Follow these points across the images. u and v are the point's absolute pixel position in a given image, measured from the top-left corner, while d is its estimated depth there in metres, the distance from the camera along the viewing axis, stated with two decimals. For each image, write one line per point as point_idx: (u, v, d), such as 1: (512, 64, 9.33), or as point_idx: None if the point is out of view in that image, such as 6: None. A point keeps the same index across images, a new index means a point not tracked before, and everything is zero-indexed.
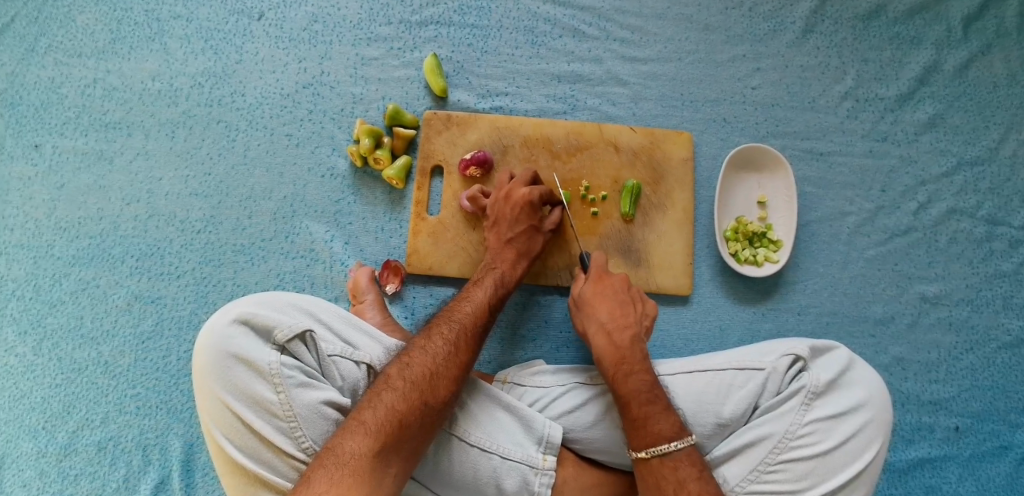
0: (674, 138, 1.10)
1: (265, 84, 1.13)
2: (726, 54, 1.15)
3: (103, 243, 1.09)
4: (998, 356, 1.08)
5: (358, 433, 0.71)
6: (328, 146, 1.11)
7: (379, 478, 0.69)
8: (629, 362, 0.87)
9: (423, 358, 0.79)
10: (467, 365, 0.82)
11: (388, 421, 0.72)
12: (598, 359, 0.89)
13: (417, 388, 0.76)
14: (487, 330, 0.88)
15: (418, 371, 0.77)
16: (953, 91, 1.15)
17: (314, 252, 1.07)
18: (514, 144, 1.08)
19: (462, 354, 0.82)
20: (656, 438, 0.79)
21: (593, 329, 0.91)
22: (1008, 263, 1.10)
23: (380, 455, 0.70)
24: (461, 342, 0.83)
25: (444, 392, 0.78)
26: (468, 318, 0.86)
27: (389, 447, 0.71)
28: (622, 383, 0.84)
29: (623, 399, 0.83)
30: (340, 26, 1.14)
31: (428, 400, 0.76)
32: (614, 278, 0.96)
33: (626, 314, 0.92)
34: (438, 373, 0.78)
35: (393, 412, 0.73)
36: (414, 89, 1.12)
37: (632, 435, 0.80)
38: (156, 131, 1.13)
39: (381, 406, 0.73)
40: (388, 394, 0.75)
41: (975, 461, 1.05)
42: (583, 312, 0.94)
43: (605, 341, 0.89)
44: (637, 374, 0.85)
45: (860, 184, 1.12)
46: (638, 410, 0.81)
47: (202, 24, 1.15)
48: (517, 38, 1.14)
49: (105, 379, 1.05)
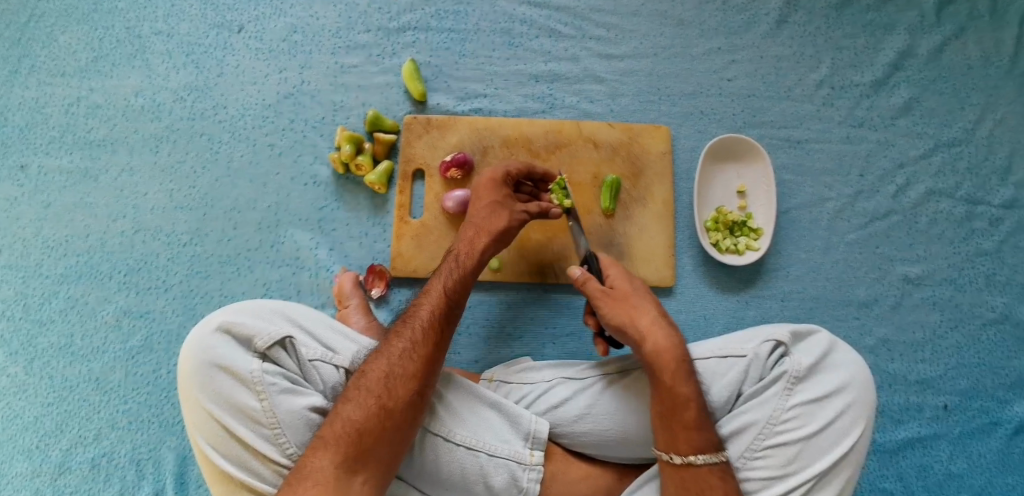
0: (652, 132, 1.10)
1: (247, 96, 1.15)
2: (701, 48, 1.16)
3: (91, 260, 1.10)
4: (983, 334, 1.09)
5: (319, 448, 0.72)
6: (310, 154, 1.12)
7: (346, 487, 0.70)
8: (686, 359, 0.81)
9: (379, 363, 0.78)
10: (431, 358, 0.80)
11: (346, 432, 0.73)
12: (656, 350, 0.81)
13: (372, 394, 0.76)
14: (452, 322, 0.85)
15: (374, 376, 0.77)
16: (927, 75, 1.16)
17: (300, 259, 1.08)
18: (494, 145, 1.09)
19: (422, 348, 0.80)
20: (702, 447, 0.77)
21: (647, 321, 0.84)
22: (989, 241, 1.12)
23: (344, 463, 0.71)
24: (421, 337, 0.81)
25: (401, 391, 0.76)
26: (428, 312, 0.83)
27: (353, 454, 0.72)
28: (683, 384, 0.79)
29: (680, 400, 0.78)
30: (318, 35, 1.16)
31: (386, 403, 0.75)
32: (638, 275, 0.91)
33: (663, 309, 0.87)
34: (394, 373, 0.77)
35: (349, 422, 0.73)
36: (393, 95, 1.13)
37: (681, 439, 0.78)
38: (140, 147, 1.14)
39: (340, 418, 0.74)
40: (346, 405, 0.75)
41: (965, 439, 1.05)
42: (623, 306, 0.85)
43: (665, 333, 0.82)
44: (691, 374, 0.80)
45: (838, 170, 1.12)
46: (695, 414, 0.78)
47: (182, 39, 1.17)
48: (494, 40, 1.15)
49: (96, 395, 1.05)
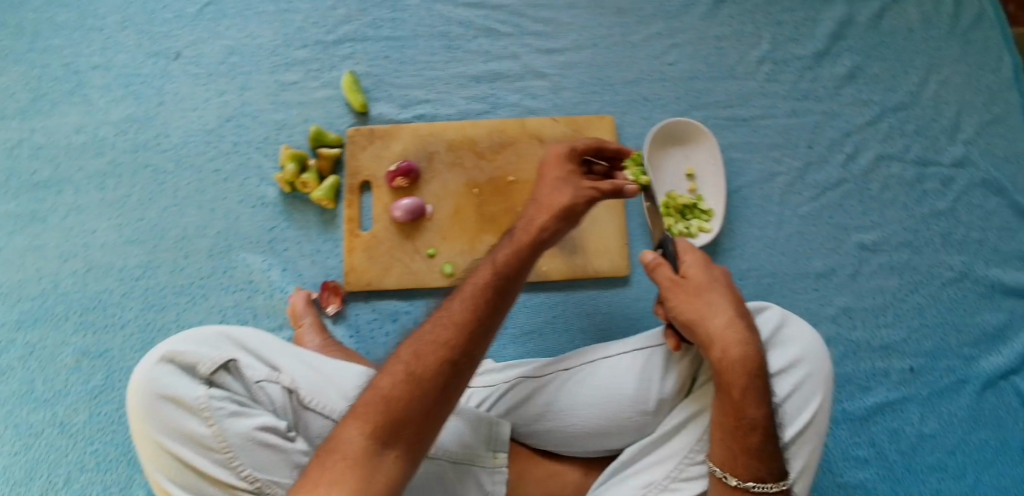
0: (596, 123, 1.10)
1: (189, 123, 1.14)
2: (641, 34, 1.16)
3: (45, 303, 1.09)
4: (944, 294, 1.09)
5: (349, 420, 0.61)
6: (256, 176, 1.11)
7: (374, 468, 0.58)
8: (763, 376, 0.75)
9: (428, 330, 0.67)
10: (485, 332, 0.68)
11: (374, 401, 0.61)
12: (724, 358, 0.76)
13: (401, 361, 0.65)
14: (510, 298, 0.72)
15: (419, 344, 0.66)
16: (868, 42, 1.17)
17: (254, 282, 1.07)
18: (439, 150, 1.08)
19: (480, 316, 0.68)
20: (766, 472, 0.75)
21: (722, 322, 0.77)
22: (942, 201, 1.12)
23: (373, 438, 0.59)
24: (479, 306, 0.69)
25: (432, 357, 0.65)
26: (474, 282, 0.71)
27: (384, 427, 0.60)
28: (752, 404, 0.75)
29: (745, 422, 0.74)
30: (256, 55, 1.15)
31: (423, 372, 0.63)
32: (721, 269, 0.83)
33: (747, 311, 0.80)
34: (440, 340, 0.66)
35: (378, 391, 0.62)
36: (335, 109, 1.12)
37: (743, 461, 0.75)
38: (86, 184, 1.13)
39: (375, 388, 0.63)
40: (383, 374, 0.64)
41: (934, 399, 1.05)
42: (699, 301, 0.79)
43: (739, 342, 0.76)
44: (764, 393, 0.75)
45: (786, 143, 1.12)
46: (757, 439, 0.74)
47: (120, 71, 1.16)
48: (432, 44, 1.15)
49: (62, 438, 1.04)
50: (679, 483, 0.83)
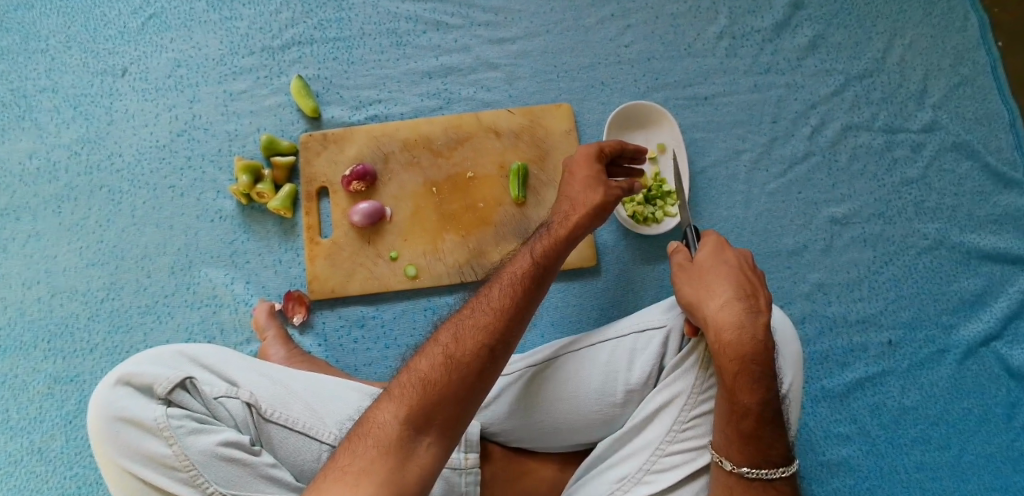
0: (553, 112, 1.07)
1: (140, 140, 1.12)
2: (593, 17, 1.13)
3: (12, 331, 1.08)
4: (919, 263, 1.07)
5: (385, 402, 0.61)
6: (212, 190, 1.09)
7: (408, 452, 0.58)
8: (758, 362, 0.71)
9: (471, 317, 0.67)
10: (516, 327, 0.68)
11: (413, 383, 0.61)
12: (716, 342, 0.74)
13: (440, 345, 0.65)
14: (540, 298, 0.72)
15: (459, 330, 0.66)
16: (828, 9, 1.14)
17: (217, 297, 1.06)
18: (394, 150, 1.06)
19: (514, 310, 0.68)
20: (765, 459, 0.71)
21: (716, 306, 0.76)
22: (913, 168, 1.09)
23: (409, 421, 0.59)
24: (516, 299, 0.69)
25: (471, 343, 0.65)
26: (512, 274, 0.72)
27: (420, 412, 0.60)
28: (745, 390, 0.71)
29: (737, 407, 0.71)
30: (203, 66, 1.13)
31: (460, 359, 0.63)
32: (735, 252, 0.80)
33: (755, 295, 0.76)
34: (477, 329, 0.66)
35: (416, 373, 0.62)
36: (287, 115, 1.10)
37: (738, 447, 0.71)
38: (43, 209, 1.11)
39: (414, 370, 0.63)
40: (421, 358, 0.64)
41: (915, 371, 1.04)
42: (697, 284, 0.78)
43: (732, 326, 0.73)
44: (761, 380, 0.71)
45: (749, 119, 1.10)
46: (750, 426, 0.70)
47: (67, 92, 1.14)
48: (381, 42, 1.12)
49: (41, 465, 1.04)
50: (653, 476, 0.80)
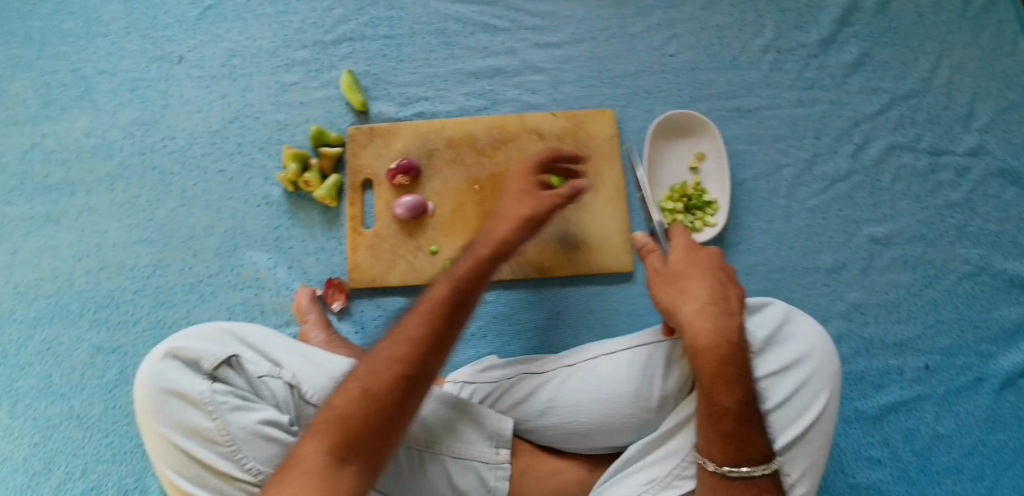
0: (596, 117, 1.09)
1: (193, 125, 1.15)
2: (639, 26, 1.14)
3: (60, 301, 1.12)
4: (959, 288, 1.06)
5: (307, 437, 0.61)
6: (260, 176, 1.12)
7: (336, 480, 0.58)
8: (733, 361, 0.74)
9: (387, 347, 0.68)
10: (440, 347, 0.69)
11: (328, 419, 0.62)
12: (694, 345, 0.76)
13: (357, 379, 0.65)
14: (468, 312, 0.73)
15: (377, 359, 0.67)
16: (876, 27, 1.13)
17: (260, 280, 1.09)
18: (439, 147, 1.08)
19: (438, 333, 0.69)
20: (744, 458, 0.72)
21: (689, 311, 0.78)
22: (957, 192, 1.08)
23: (329, 453, 0.60)
24: (437, 322, 0.70)
25: (388, 373, 0.65)
26: (433, 298, 0.72)
27: (340, 444, 0.61)
28: (722, 390, 0.73)
29: (715, 406, 0.73)
30: (257, 57, 1.17)
31: (381, 389, 0.64)
32: (709, 251, 0.84)
33: (728, 294, 0.80)
34: (396, 358, 0.67)
35: (336, 408, 0.63)
36: (335, 108, 1.13)
37: (716, 447, 0.73)
38: (96, 185, 1.15)
39: (332, 404, 0.64)
40: (340, 392, 0.65)
41: (951, 398, 1.02)
42: (673, 287, 0.81)
43: (709, 328, 0.76)
44: (737, 379, 0.74)
45: (792, 134, 1.10)
46: (729, 425, 0.72)
47: (126, 75, 1.18)
48: (430, 42, 1.15)
49: (79, 431, 1.07)
50: (682, 480, 0.81)
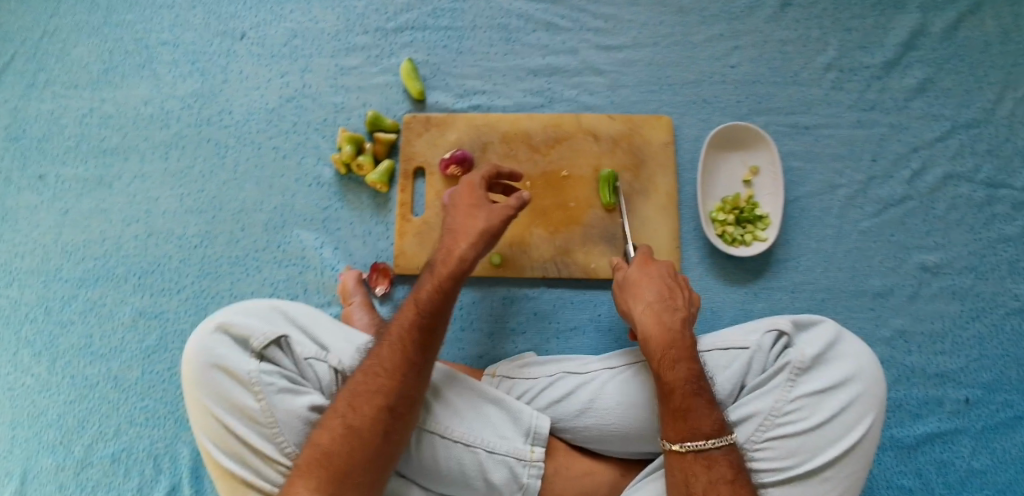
0: (653, 123, 1.09)
1: (251, 101, 1.17)
2: (702, 35, 1.14)
3: (107, 264, 1.13)
4: (1007, 323, 1.04)
5: (296, 477, 0.71)
6: (313, 156, 1.13)
7: None
8: (677, 347, 0.80)
9: (353, 383, 0.77)
10: (408, 370, 0.77)
11: (314, 457, 0.71)
12: (645, 340, 0.82)
13: (338, 415, 0.74)
14: (435, 329, 0.80)
15: (345, 396, 0.76)
16: (942, 54, 1.12)
17: (305, 259, 1.09)
18: (493, 141, 1.08)
19: (398, 362, 0.77)
20: (695, 432, 0.76)
21: (640, 310, 0.85)
22: (1011, 226, 1.07)
23: (320, 489, 0.69)
24: (395, 350, 0.78)
25: (367, 408, 0.74)
26: (400, 327, 0.80)
27: (328, 478, 0.70)
28: (668, 371, 0.79)
29: (666, 387, 0.78)
30: (319, 38, 1.17)
31: (355, 425, 0.73)
32: (659, 263, 0.90)
33: (674, 296, 0.86)
34: (365, 393, 0.75)
35: (318, 447, 0.72)
36: (393, 95, 1.14)
37: (670, 425, 0.77)
38: (151, 153, 1.17)
39: (314, 442, 0.73)
40: (322, 430, 0.73)
41: (989, 433, 1.01)
42: (627, 296, 0.88)
43: (654, 321, 0.83)
44: (682, 361, 0.79)
45: (849, 155, 1.09)
46: (679, 400, 0.77)
47: (188, 48, 1.20)
48: (491, 36, 1.15)
49: (115, 393, 1.08)
50: None
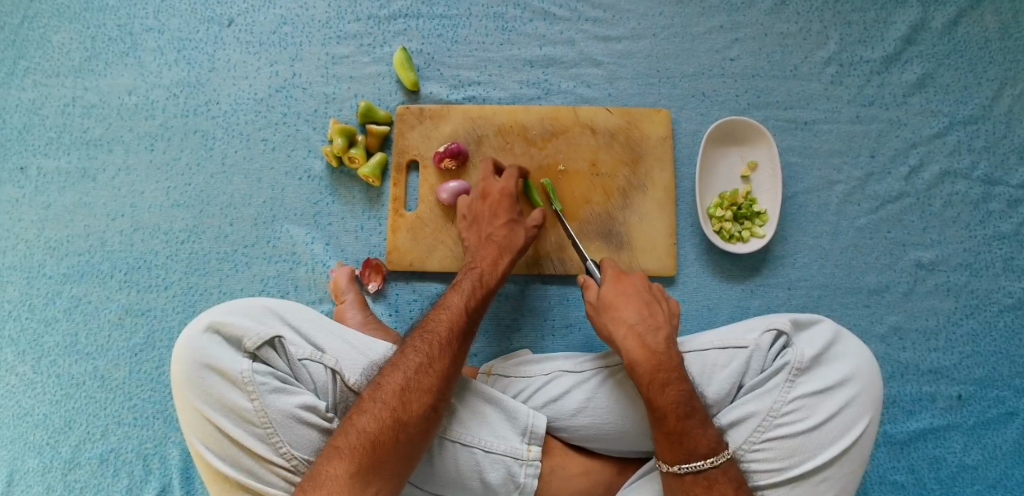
0: (651, 117, 1.07)
1: (239, 91, 1.13)
2: (702, 27, 1.11)
3: (92, 259, 1.10)
4: (999, 321, 1.05)
5: (334, 458, 0.70)
6: (304, 148, 1.11)
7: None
8: (665, 369, 0.79)
9: (394, 376, 0.76)
10: (446, 374, 0.78)
11: (360, 443, 0.71)
12: (631, 365, 0.81)
13: (388, 407, 0.74)
14: (468, 336, 0.84)
15: (389, 389, 0.75)
16: (942, 49, 1.11)
17: (296, 255, 1.07)
18: (489, 134, 1.06)
19: (438, 363, 0.78)
20: (692, 454, 0.75)
21: (622, 332, 0.84)
22: (1007, 223, 1.07)
23: (357, 476, 0.69)
24: (437, 352, 0.79)
25: (417, 404, 0.75)
26: (447, 328, 0.82)
27: (367, 467, 0.70)
28: (660, 394, 0.78)
29: (658, 412, 0.77)
30: (309, 26, 1.14)
31: (400, 417, 0.73)
32: (632, 277, 0.90)
33: (653, 314, 0.86)
34: (410, 388, 0.75)
35: (364, 434, 0.71)
36: (386, 85, 1.11)
37: (666, 447, 0.77)
38: (136, 144, 1.13)
39: (355, 429, 0.72)
40: (361, 416, 0.73)
41: (980, 429, 1.02)
42: (606, 315, 0.87)
43: (637, 344, 0.82)
44: (674, 384, 0.78)
45: (847, 151, 1.08)
46: (674, 423, 0.76)
47: (173, 35, 1.16)
48: (487, 25, 1.12)
49: (102, 392, 1.06)
50: None
